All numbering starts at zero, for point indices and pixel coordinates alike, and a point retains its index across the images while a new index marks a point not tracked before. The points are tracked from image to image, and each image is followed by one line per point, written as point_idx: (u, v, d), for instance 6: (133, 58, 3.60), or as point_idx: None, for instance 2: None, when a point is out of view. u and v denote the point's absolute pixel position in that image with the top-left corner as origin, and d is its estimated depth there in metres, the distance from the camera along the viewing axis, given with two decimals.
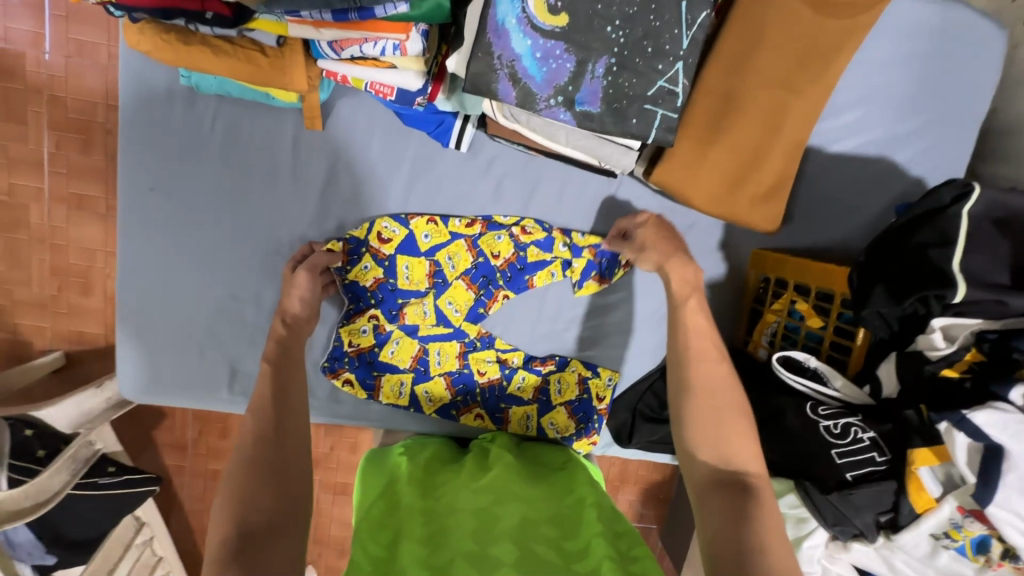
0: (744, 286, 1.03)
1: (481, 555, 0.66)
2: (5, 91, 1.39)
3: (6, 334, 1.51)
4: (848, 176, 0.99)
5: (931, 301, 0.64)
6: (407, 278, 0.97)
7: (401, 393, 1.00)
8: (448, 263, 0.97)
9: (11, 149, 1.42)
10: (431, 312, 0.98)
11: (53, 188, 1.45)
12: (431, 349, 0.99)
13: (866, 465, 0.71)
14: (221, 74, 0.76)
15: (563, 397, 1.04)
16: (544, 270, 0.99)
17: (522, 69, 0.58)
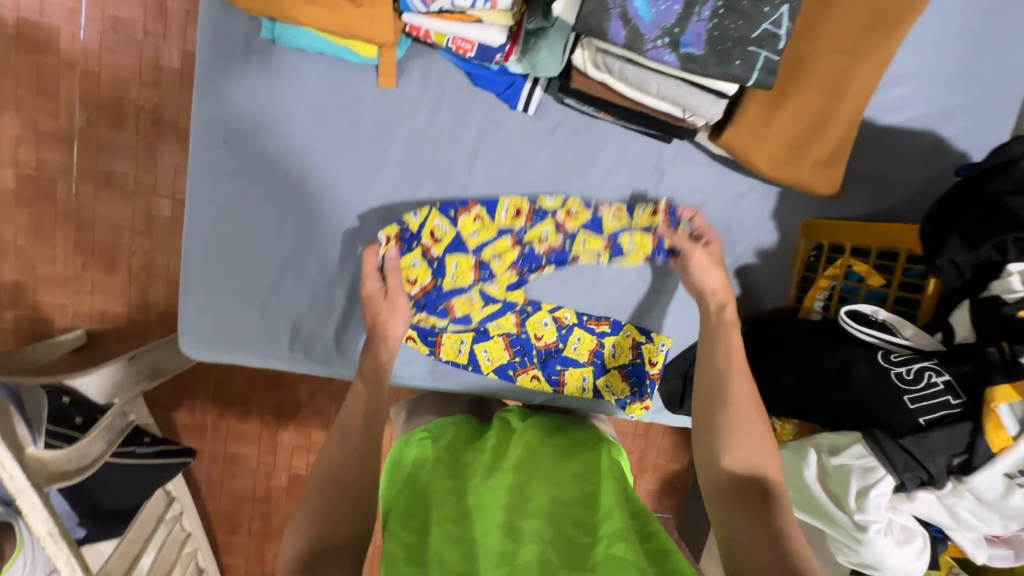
0: (794, 255, 1.05)
1: (512, 529, 0.68)
2: (39, 65, 1.39)
3: (26, 311, 1.50)
4: (895, 150, 1.03)
5: (1009, 246, 0.67)
6: (453, 275, 0.97)
7: (460, 351, 1.02)
8: (496, 260, 0.97)
9: (40, 123, 1.42)
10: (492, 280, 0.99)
11: (82, 164, 1.45)
12: (488, 328, 1.02)
13: (940, 410, 0.73)
14: (309, 24, 0.79)
15: (617, 360, 1.06)
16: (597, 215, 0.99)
17: (633, 10, 0.60)
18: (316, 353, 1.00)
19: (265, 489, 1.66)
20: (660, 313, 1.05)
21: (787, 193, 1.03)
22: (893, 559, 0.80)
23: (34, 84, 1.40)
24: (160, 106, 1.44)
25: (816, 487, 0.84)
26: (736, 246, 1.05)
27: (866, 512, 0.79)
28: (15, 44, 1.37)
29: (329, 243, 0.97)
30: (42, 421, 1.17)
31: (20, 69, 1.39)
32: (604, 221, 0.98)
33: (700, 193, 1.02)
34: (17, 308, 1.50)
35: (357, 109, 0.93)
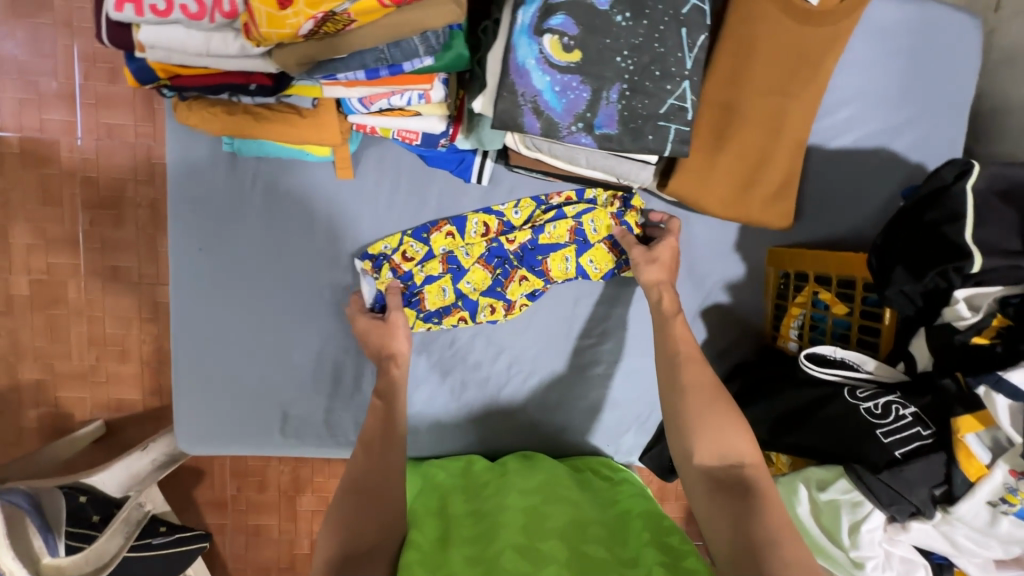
0: (765, 283, 1.07)
1: (530, 543, 0.78)
2: (43, 177, 1.50)
3: (48, 408, 1.57)
4: (849, 170, 1.04)
5: (951, 274, 0.67)
6: (434, 299, 0.99)
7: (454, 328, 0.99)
8: (466, 284, 0.99)
9: (47, 229, 1.52)
10: (451, 293, 0.99)
11: (89, 263, 1.54)
12: None
13: (914, 441, 0.73)
14: (259, 136, 0.84)
15: (598, 235, 1.01)
16: (558, 254, 1.00)
17: (544, 103, 0.63)
18: (309, 436, 1.02)
19: (287, 560, 1.66)
20: (635, 357, 1.07)
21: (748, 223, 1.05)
22: None
23: (40, 194, 1.50)
24: (156, 201, 1.53)
25: (810, 524, 0.83)
26: (706, 282, 1.06)
27: (860, 548, 0.78)
28: (21, 160, 1.49)
29: (309, 331, 1.01)
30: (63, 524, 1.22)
31: (27, 183, 1.50)
32: (560, 256, 1.00)
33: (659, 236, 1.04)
34: (39, 407, 1.57)
35: (320, 205, 0.98)
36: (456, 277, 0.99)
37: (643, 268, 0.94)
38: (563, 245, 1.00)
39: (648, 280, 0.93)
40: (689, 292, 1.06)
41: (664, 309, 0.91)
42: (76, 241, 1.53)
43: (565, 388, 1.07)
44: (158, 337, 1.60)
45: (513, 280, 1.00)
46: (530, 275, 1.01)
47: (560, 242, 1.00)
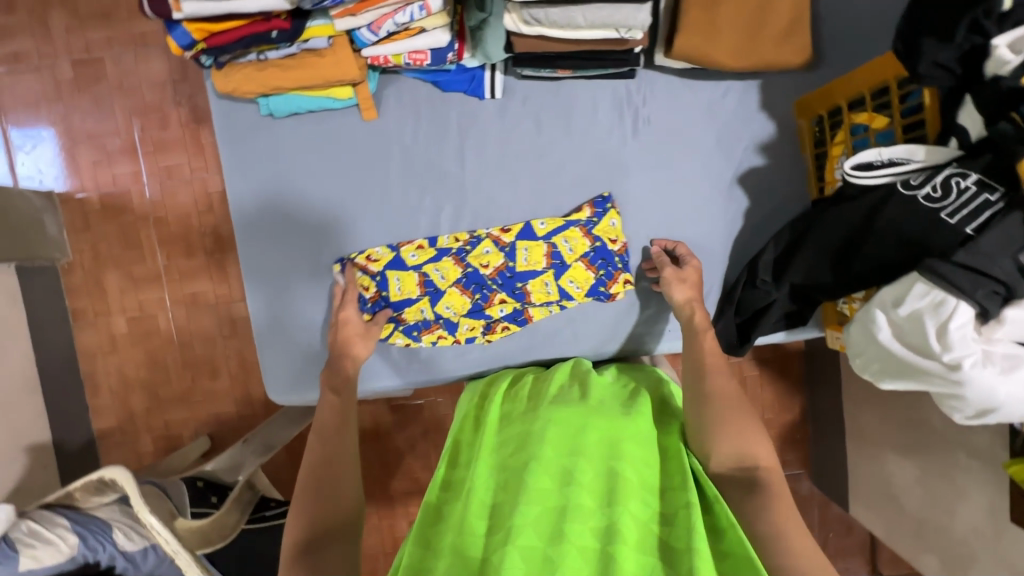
0: (800, 137, 1.04)
1: (552, 473, 0.74)
2: (122, 226, 1.68)
3: (159, 431, 1.72)
4: (862, 4, 1.00)
5: (984, 22, 0.65)
6: (399, 289, 1.05)
7: (427, 318, 1.06)
8: (437, 274, 1.05)
9: (132, 270, 1.69)
10: (429, 316, 1.06)
11: (172, 294, 1.69)
12: (441, 308, 1.06)
13: (984, 211, 0.71)
14: (291, 86, 0.94)
15: (575, 253, 1.04)
16: (536, 279, 1.05)
17: None
18: (380, 368, 1.08)
19: None
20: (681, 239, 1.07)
21: (766, 84, 1.04)
22: (1005, 389, 0.73)
23: (121, 241, 1.67)
24: (218, 226, 1.68)
25: (894, 346, 0.80)
26: (736, 151, 1.05)
27: (953, 349, 0.73)
28: (102, 215, 1.67)
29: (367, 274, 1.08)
30: (187, 506, 1.33)
31: (110, 234, 1.68)
32: (540, 281, 1.05)
33: (680, 114, 1.05)
34: (151, 433, 1.72)
35: (355, 155, 1.06)
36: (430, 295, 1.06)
37: (676, 287, 0.97)
38: (541, 270, 1.05)
39: (681, 299, 0.96)
40: (720, 161, 1.05)
41: (697, 324, 0.94)
42: (157, 277, 1.70)
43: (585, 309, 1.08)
44: (241, 351, 1.74)
45: (495, 300, 1.06)
46: (512, 299, 1.06)
47: (538, 268, 1.05)
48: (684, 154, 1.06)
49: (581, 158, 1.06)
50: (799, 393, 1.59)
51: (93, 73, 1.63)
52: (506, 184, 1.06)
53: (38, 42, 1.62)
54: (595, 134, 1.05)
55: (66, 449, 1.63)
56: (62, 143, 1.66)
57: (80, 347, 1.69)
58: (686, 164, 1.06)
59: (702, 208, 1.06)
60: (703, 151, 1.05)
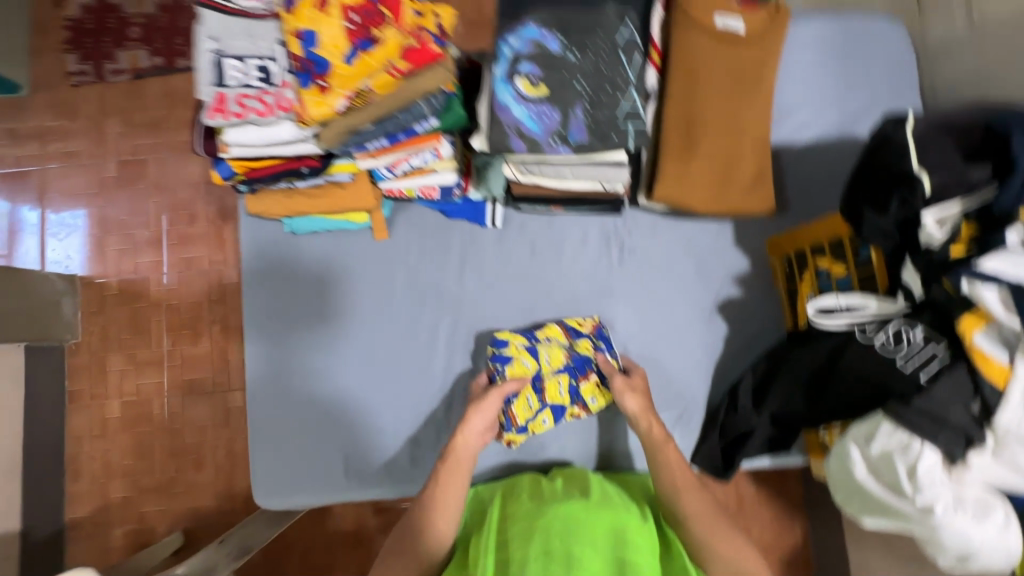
0: (773, 273, 1.13)
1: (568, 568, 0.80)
2: (134, 311, 1.72)
3: (133, 524, 1.64)
4: (820, 160, 1.14)
5: (910, 199, 0.75)
6: (514, 369, 1.06)
7: (527, 407, 1.06)
8: (545, 358, 1.08)
9: (137, 354, 1.71)
10: (535, 403, 1.06)
11: (171, 380, 1.70)
12: (527, 396, 1.06)
13: (932, 363, 0.77)
14: (315, 211, 1.06)
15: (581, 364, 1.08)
16: (557, 381, 1.08)
17: (526, 128, 0.81)
18: (367, 477, 1.10)
19: None
20: (665, 360, 1.12)
21: (739, 223, 1.15)
22: (979, 537, 0.73)
23: (132, 325, 1.71)
24: (225, 316, 1.72)
25: (870, 484, 0.81)
26: (715, 281, 1.14)
27: (923, 491, 0.75)
28: (118, 300, 1.72)
29: (363, 371, 1.13)
30: None
31: (122, 318, 1.72)
32: (557, 382, 1.08)
33: (662, 245, 1.15)
34: (124, 525, 1.64)
35: (366, 261, 1.15)
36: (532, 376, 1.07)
37: (626, 396, 1.02)
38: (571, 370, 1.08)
39: (635, 409, 1.01)
40: (700, 291, 1.14)
41: (656, 438, 0.99)
42: (160, 362, 1.72)
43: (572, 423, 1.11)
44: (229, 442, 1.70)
45: (588, 379, 1.08)
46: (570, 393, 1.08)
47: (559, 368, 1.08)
48: (666, 283, 1.14)
49: (572, 281, 1.15)
50: (798, 513, 1.51)
51: (135, 173, 1.76)
52: (502, 302, 1.14)
53: (92, 144, 1.77)
54: (585, 261, 1.15)
55: (34, 539, 1.55)
56: (102, 233, 1.76)
57: (70, 430, 1.67)
58: (669, 291, 1.14)
59: (683, 334, 1.13)
60: (684, 279, 1.14)
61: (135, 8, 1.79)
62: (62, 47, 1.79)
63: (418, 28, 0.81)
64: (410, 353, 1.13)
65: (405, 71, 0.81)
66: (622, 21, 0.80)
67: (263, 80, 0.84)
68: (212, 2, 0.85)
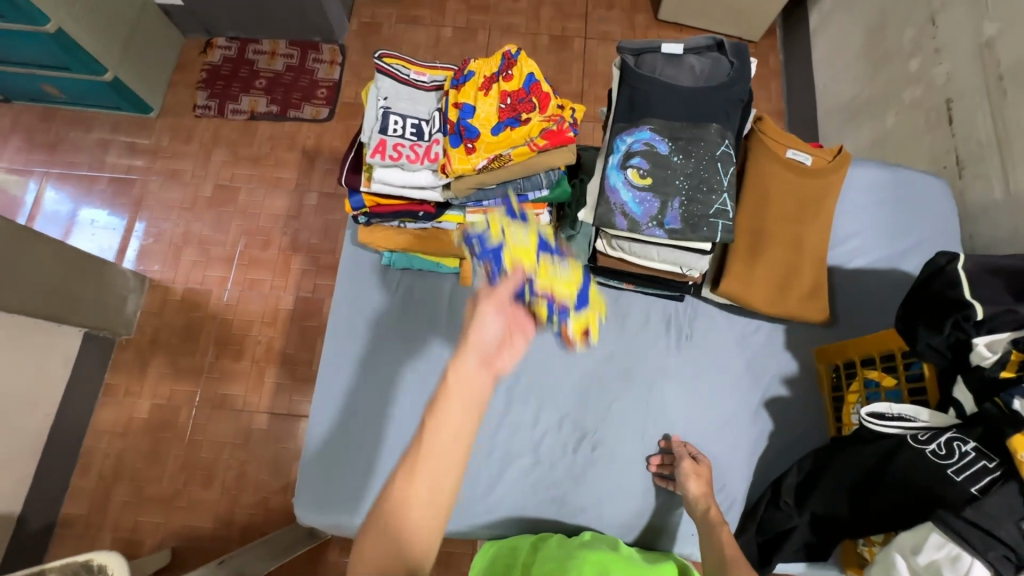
0: (820, 379, 1.21)
1: None
2: (189, 319, 1.80)
3: (124, 533, 1.60)
4: (869, 286, 1.26)
5: (963, 323, 0.85)
6: (509, 262, 0.94)
7: (541, 295, 0.94)
8: (520, 229, 1.02)
9: (179, 360, 1.76)
10: (547, 259, 0.99)
11: (204, 391, 1.74)
12: (542, 260, 0.98)
13: (983, 475, 0.82)
14: (418, 250, 1.20)
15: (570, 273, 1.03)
16: (558, 258, 1.07)
17: (629, 209, 0.95)
18: None
19: None
20: (710, 445, 1.17)
21: (790, 329, 1.25)
22: None
23: (184, 332, 1.79)
24: (273, 339, 1.78)
25: None
26: (764, 378, 1.22)
27: None
28: (177, 307, 1.82)
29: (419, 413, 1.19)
30: None
31: (176, 324, 1.80)
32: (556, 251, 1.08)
33: (718, 337, 1.25)
34: (115, 532, 1.61)
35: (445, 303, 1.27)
36: (575, 307, 1.03)
37: (691, 479, 1.07)
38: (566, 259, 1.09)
39: (696, 494, 1.06)
40: (750, 384, 1.21)
41: (712, 519, 1.04)
42: (199, 372, 1.76)
43: (612, 492, 1.15)
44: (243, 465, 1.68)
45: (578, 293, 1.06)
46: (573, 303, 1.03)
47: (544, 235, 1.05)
48: (719, 372, 1.22)
49: (631, 354, 1.23)
50: None
51: (226, 197, 1.93)
52: (565, 362, 1.23)
53: (196, 166, 1.96)
54: (645, 338, 1.25)
55: (26, 528, 1.53)
56: (180, 244, 1.89)
57: (96, 423, 1.70)
58: (720, 380, 1.22)
59: (730, 423, 1.19)
60: (735, 371, 1.22)
61: (267, 64, 2.04)
62: (196, 84, 2.04)
63: (557, 117, 1.00)
64: None
65: (543, 147, 0.98)
66: (721, 139, 0.97)
67: (416, 135, 1.03)
68: (389, 72, 1.06)
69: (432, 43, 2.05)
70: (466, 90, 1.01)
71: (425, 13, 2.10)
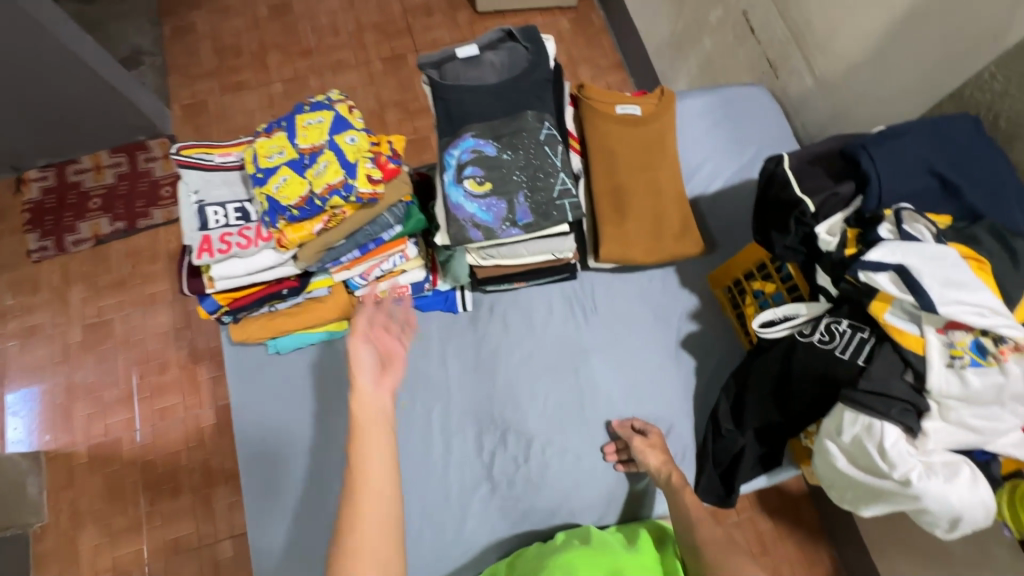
0: (721, 304, 1.26)
1: None
2: (106, 477, 1.59)
3: None
4: (733, 203, 1.34)
5: (803, 219, 0.91)
6: (277, 188, 0.90)
7: (315, 168, 0.90)
8: (278, 155, 0.92)
9: (111, 525, 1.55)
10: (319, 159, 0.90)
11: (152, 545, 1.54)
12: (305, 155, 0.91)
13: (863, 345, 0.88)
14: (299, 326, 1.14)
15: (357, 146, 0.91)
16: (311, 133, 0.92)
17: (479, 219, 0.94)
18: None
19: None
20: (647, 400, 1.20)
21: (680, 267, 1.30)
22: (956, 495, 0.81)
23: (106, 493, 1.57)
24: (208, 459, 1.61)
25: (853, 472, 0.89)
26: (673, 321, 1.26)
27: (898, 467, 0.83)
28: (88, 469, 1.59)
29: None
30: None
31: (94, 487, 1.57)
32: (312, 129, 0.92)
33: (619, 300, 1.27)
34: None
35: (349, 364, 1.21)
36: (360, 172, 0.90)
37: (648, 454, 1.08)
38: (319, 119, 0.93)
39: (656, 464, 1.07)
40: (662, 332, 1.25)
41: (675, 484, 1.06)
42: (138, 527, 1.55)
43: (575, 483, 1.14)
44: None
45: (358, 151, 0.91)
46: (343, 152, 0.90)
47: (300, 140, 0.92)
48: (631, 330, 1.25)
49: (547, 346, 1.23)
50: (820, 541, 1.49)
51: (101, 334, 1.71)
52: (487, 378, 1.21)
53: (55, 313, 1.72)
54: (552, 326, 1.25)
55: None
56: (64, 400, 1.65)
57: None
58: (636, 337, 1.25)
59: (656, 374, 1.22)
60: (646, 324, 1.26)
61: (95, 180, 1.84)
62: (22, 227, 1.78)
63: (372, 154, 0.92)
64: (409, 453, 1.15)
65: (377, 191, 0.91)
66: (540, 123, 0.97)
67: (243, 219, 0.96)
68: (190, 163, 0.98)
69: (265, 102, 1.93)
70: (280, 173, 0.91)
71: (248, 74, 1.97)
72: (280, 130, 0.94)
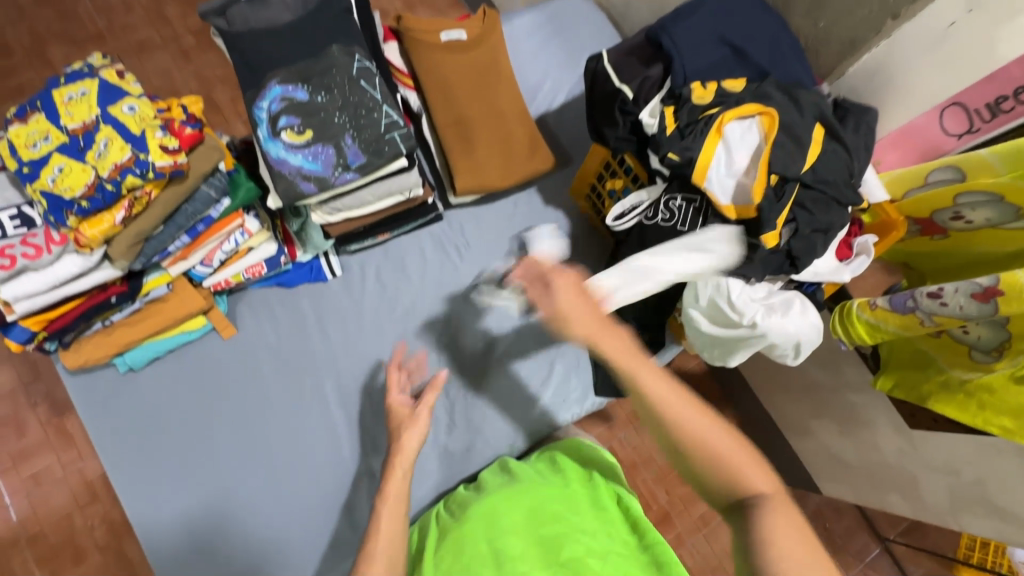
0: (586, 212, 1.30)
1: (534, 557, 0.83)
2: None
3: None
4: (578, 116, 1.37)
5: (625, 108, 0.96)
6: (54, 179, 0.76)
7: (96, 149, 0.77)
8: (46, 142, 0.78)
9: None
10: (98, 138, 0.77)
11: None
12: (79, 136, 0.78)
13: (695, 214, 0.97)
14: (145, 333, 1.02)
15: (143, 117, 0.79)
16: (81, 110, 0.79)
17: (308, 170, 0.87)
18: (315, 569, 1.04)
19: None
20: (534, 318, 1.23)
21: (540, 186, 1.32)
22: (793, 326, 0.93)
23: None
24: (108, 510, 1.29)
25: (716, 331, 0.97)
26: None
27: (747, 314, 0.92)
28: None
29: (269, 494, 1.07)
30: None
31: None
32: (79, 106, 0.79)
33: (488, 231, 1.27)
34: None
35: (220, 362, 1.12)
36: (153, 144, 0.78)
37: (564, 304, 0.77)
38: (86, 94, 0.80)
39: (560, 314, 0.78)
40: None
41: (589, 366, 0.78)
42: None
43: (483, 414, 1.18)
44: None
45: (145, 122, 0.79)
46: (127, 126, 0.78)
47: (68, 121, 0.78)
48: (507, 256, 1.26)
49: (426, 291, 1.22)
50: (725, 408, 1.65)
51: None
52: (374, 338, 1.17)
53: None
54: (426, 270, 1.23)
55: None
56: None
57: None
58: (513, 261, 1.26)
59: None
60: (519, 247, 1.27)
61: None
62: None
63: (162, 122, 0.80)
64: (310, 433, 1.11)
65: (179, 162, 0.79)
66: (350, 56, 0.91)
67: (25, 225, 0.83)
68: None
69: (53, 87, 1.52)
70: (51, 163, 0.77)
71: (17, 53, 1.54)
72: (37, 112, 0.80)
